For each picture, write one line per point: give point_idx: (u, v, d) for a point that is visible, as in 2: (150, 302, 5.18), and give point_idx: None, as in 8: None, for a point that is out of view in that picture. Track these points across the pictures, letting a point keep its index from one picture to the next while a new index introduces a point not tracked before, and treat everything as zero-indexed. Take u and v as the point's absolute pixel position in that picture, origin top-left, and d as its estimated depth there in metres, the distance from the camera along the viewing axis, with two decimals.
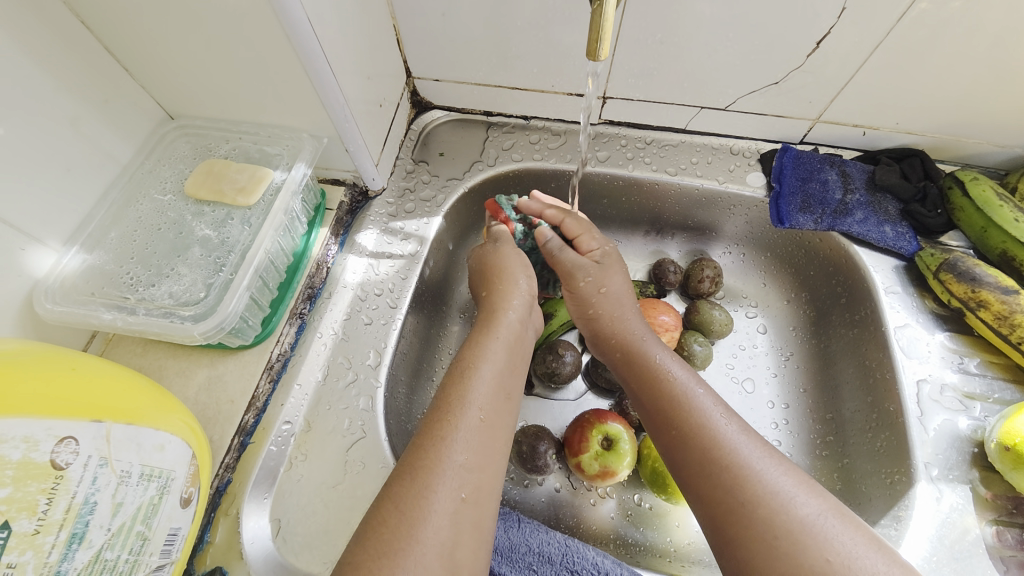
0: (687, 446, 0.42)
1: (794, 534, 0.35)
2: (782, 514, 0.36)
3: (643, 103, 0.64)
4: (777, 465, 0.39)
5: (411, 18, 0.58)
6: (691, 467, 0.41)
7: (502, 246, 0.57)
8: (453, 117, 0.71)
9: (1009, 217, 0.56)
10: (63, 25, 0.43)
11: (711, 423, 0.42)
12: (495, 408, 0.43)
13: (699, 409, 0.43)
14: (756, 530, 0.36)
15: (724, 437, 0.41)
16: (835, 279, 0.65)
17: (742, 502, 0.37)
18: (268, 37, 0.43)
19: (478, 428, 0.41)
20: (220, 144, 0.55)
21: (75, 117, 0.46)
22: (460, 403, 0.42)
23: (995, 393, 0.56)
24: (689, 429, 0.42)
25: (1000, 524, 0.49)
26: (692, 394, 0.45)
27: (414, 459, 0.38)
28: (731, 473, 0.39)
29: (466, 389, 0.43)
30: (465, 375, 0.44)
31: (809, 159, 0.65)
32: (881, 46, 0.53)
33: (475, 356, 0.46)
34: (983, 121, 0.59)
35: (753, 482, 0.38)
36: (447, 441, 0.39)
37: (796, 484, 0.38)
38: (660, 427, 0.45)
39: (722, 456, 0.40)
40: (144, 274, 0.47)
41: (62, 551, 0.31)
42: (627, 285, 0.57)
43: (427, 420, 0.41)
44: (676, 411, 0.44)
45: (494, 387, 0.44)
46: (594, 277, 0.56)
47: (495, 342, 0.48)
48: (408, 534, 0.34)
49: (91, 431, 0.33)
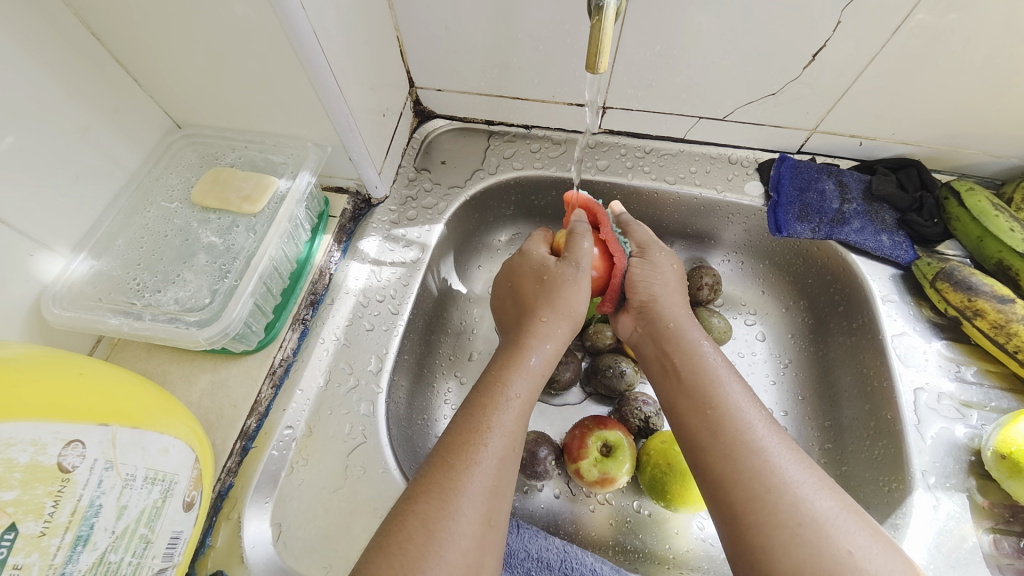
0: (717, 429, 0.42)
1: (817, 524, 0.36)
2: (805, 504, 0.37)
3: (642, 113, 0.65)
4: (798, 459, 0.40)
5: (415, 30, 0.59)
6: (716, 451, 0.41)
7: (581, 279, 0.52)
8: (455, 126, 0.72)
9: (1005, 227, 0.57)
10: (75, 37, 0.44)
11: (742, 411, 0.43)
12: (520, 439, 0.44)
13: (733, 394, 0.44)
14: (779, 516, 0.36)
15: (753, 424, 0.42)
16: (833, 287, 0.65)
17: (767, 490, 0.38)
18: (276, 49, 0.45)
19: (506, 453, 0.42)
20: (226, 152, 0.56)
21: (84, 126, 0.47)
22: (493, 427, 0.42)
23: (993, 401, 0.56)
24: (723, 412, 0.43)
25: (997, 532, 0.50)
26: (727, 381, 0.46)
27: (444, 478, 0.39)
28: (759, 458, 0.39)
29: (499, 414, 0.43)
30: (496, 399, 0.44)
31: (807, 168, 0.66)
32: (876, 59, 0.54)
33: (506, 381, 0.46)
34: (978, 132, 0.60)
35: (778, 469, 0.39)
36: (479, 465, 0.40)
37: (818, 480, 0.39)
38: (694, 406, 0.45)
39: (750, 442, 0.41)
40: (151, 280, 0.47)
41: (67, 553, 0.32)
42: (679, 282, 0.57)
43: (454, 435, 0.42)
44: (711, 394, 0.45)
45: (521, 414, 0.45)
46: (668, 252, 0.58)
47: (528, 373, 0.47)
48: (434, 552, 0.35)
49: (98, 434, 0.34)
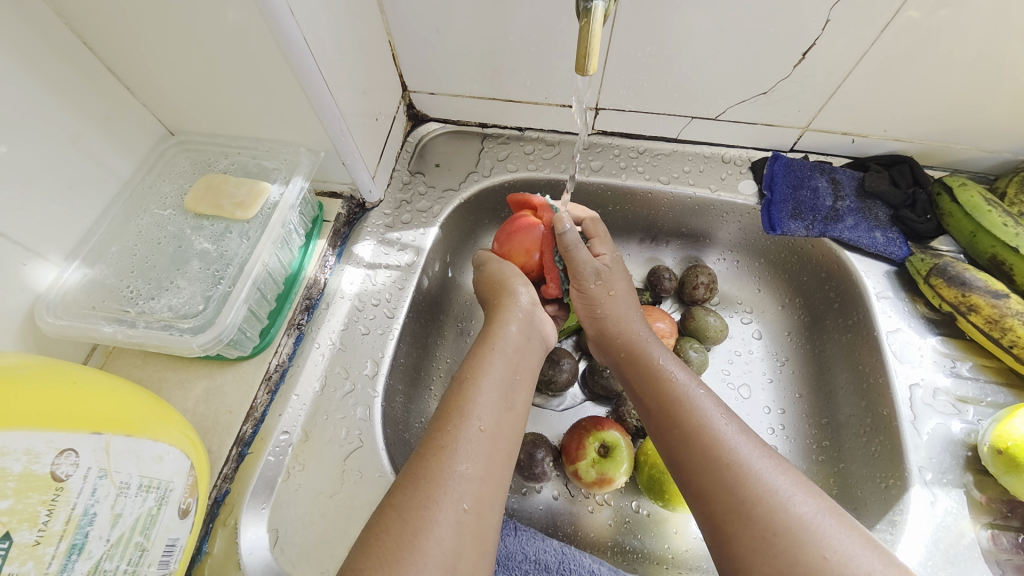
0: (690, 443, 0.42)
1: (793, 532, 0.35)
2: (781, 512, 0.36)
3: (634, 113, 0.65)
4: (775, 465, 0.39)
5: (406, 34, 0.60)
6: (692, 464, 0.41)
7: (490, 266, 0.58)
8: (448, 129, 0.72)
9: (997, 222, 0.57)
10: (66, 45, 0.44)
11: (712, 423, 0.43)
12: (496, 420, 0.43)
13: (701, 408, 0.44)
14: (754, 528, 0.36)
15: (724, 436, 0.41)
16: (828, 285, 0.65)
17: (743, 501, 0.37)
18: (266, 55, 0.45)
19: (482, 438, 0.41)
20: (219, 159, 0.56)
21: (77, 134, 0.47)
22: (464, 414, 0.42)
23: (988, 396, 0.56)
24: (690, 428, 0.43)
25: (994, 528, 0.50)
26: (693, 394, 0.45)
27: (418, 468, 0.39)
28: (732, 471, 0.39)
29: (469, 402, 0.43)
30: (469, 389, 0.44)
31: (799, 166, 0.66)
32: (867, 56, 0.54)
33: (480, 368, 0.46)
34: (970, 127, 0.60)
35: (752, 480, 0.38)
36: (450, 452, 0.40)
37: (795, 484, 0.38)
38: (662, 427, 0.45)
39: (723, 455, 0.40)
40: (144, 287, 0.48)
41: (62, 562, 0.32)
42: (632, 293, 0.58)
43: (432, 429, 0.42)
44: (677, 412, 0.44)
45: (498, 397, 0.44)
46: (603, 280, 0.56)
47: (499, 355, 0.48)
48: (411, 543, 0.35)
49: (92, 443, 0.34)
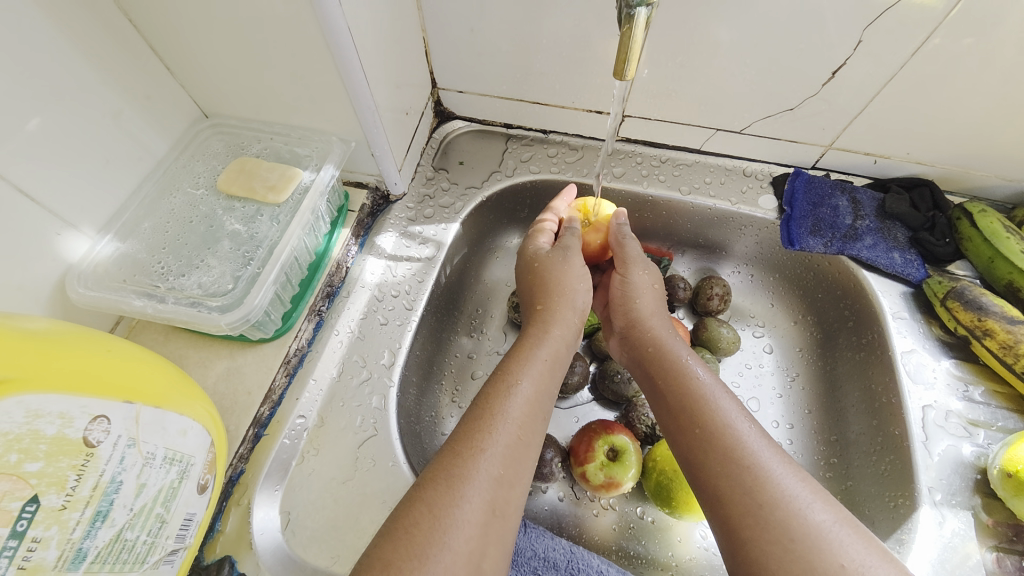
0: (708, 446, 0.42)
1: (811, 538, 0.35)
2: (798, 518, 0.36)
3: (659, 123, 0.66)
4: (792, 472, 0.39)
5: (441, 32, 0.61)
6: (709, 467, 0.41)
7: (569, 258, 0.56)
8: (473, 127, 0.73)
9: (1016, 249, 0.57)
10: (113, 23, 0.45)
11: (733, 425, 0.42)
12: (529, 427, 0.43)
13: (724, 410, 0.44)
14: (771, 532, 0.36)
15: (745, 440, 0.41)
16: (842, 303, 0.66)
17: (760, 505, 0.37)
18: (309, 43, 0.46)
19: (514, 444, 0.41)
20: (252, 143, 0.57)
21: (117, 111, 0.48)
22: (502, 415, 0.42)
23: (999, 421, 0.56)
24: (712, 430, 0.42)
25: (1001, 551, 0.50)
26: (717, 396, 0.45)
27: (453, 465, 0.39)
28: (751, 474, 0.39)
29: (505, 402, 0.43)
30: (506, 391, 0.44)
31: (820, 184, 0.66)
32: (894, 79, 0.54)
33: (516, 371, 0.46)
34: (991, 155, 0.60)
35: (772, 484, 0.38)
36: (484, 453, 0.39)
37: (812, 493, 0.38)
38: (682, 425, 0.44)
39: (743, 457, 0.40)
40: (175, 264, 0.48)
41: (86, 528, 0.32)
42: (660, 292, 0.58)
43: (466, 424, 0.42)
44: (697, 412, 0.44)
45: (531, 404, 0.44)
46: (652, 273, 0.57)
47: (537, 360, 0.47)
48: (440, 538, 0.35)
49: (123, 411, 0.34)
